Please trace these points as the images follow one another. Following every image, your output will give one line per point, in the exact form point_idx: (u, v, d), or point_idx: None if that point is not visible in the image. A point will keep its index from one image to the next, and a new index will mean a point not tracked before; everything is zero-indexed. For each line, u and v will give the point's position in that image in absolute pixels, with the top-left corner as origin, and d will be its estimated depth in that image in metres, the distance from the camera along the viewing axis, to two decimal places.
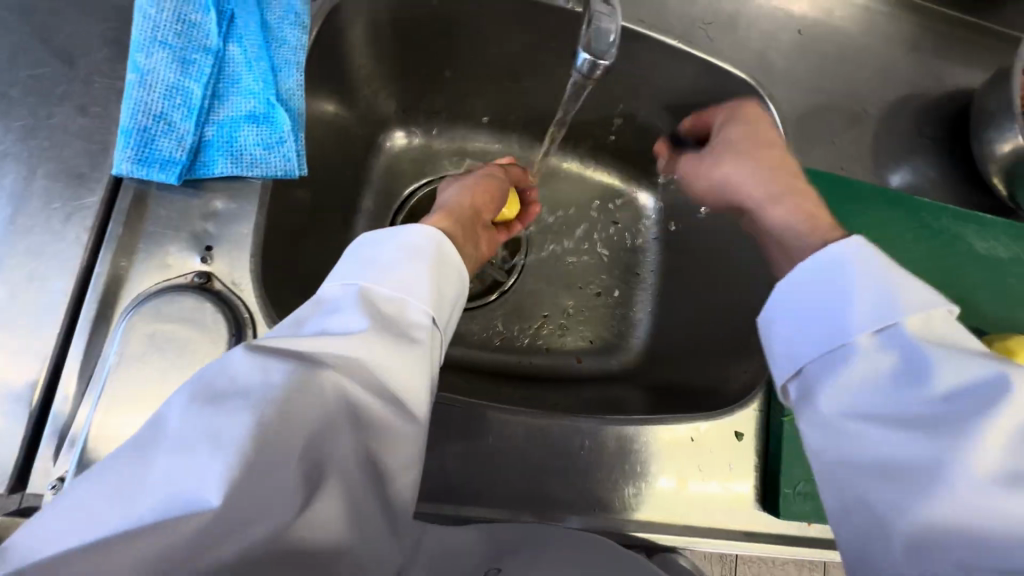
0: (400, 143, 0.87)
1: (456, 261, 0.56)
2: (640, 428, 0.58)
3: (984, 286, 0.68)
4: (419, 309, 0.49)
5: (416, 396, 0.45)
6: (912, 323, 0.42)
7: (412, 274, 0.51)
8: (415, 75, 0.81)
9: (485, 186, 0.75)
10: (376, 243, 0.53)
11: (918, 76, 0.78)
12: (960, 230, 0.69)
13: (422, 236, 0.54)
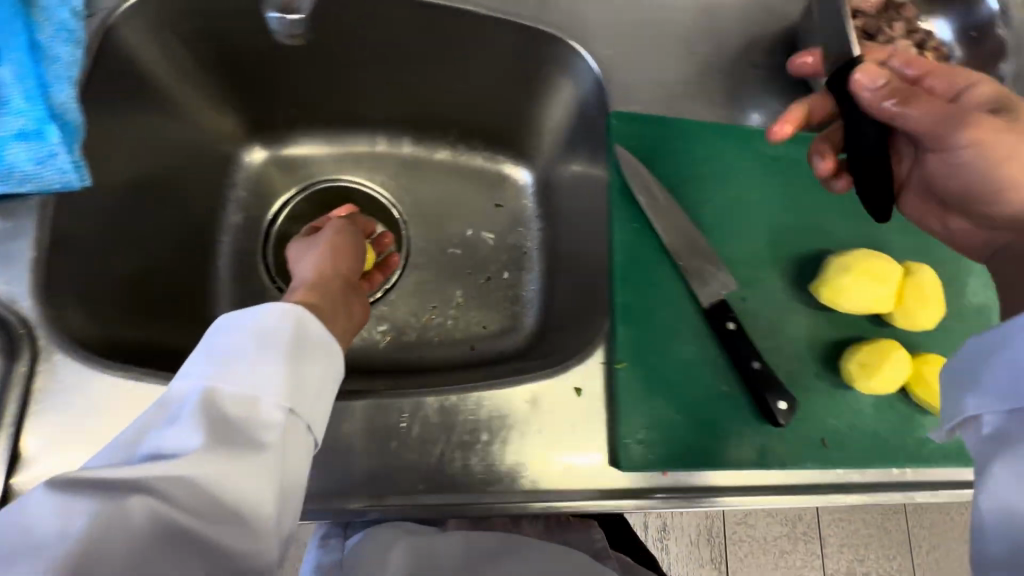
0: (258, 159, 0.88)
1: (321, 337, 0.54)
2: (465, 396, 0.56)
3: (833, 208, 0.65)
4: (270, 405, 0.47)
5: (258, 502, 0.44)
6: None
7: (267, 367, 0.49)
8: (251, 88, 0.82)
9: (347, 247, 0.77)
10: (231, 335, 0.51)
11: (744, 10, 0.76)
12: (800, 153, 0.66)
13: (282, 319, 0.52)
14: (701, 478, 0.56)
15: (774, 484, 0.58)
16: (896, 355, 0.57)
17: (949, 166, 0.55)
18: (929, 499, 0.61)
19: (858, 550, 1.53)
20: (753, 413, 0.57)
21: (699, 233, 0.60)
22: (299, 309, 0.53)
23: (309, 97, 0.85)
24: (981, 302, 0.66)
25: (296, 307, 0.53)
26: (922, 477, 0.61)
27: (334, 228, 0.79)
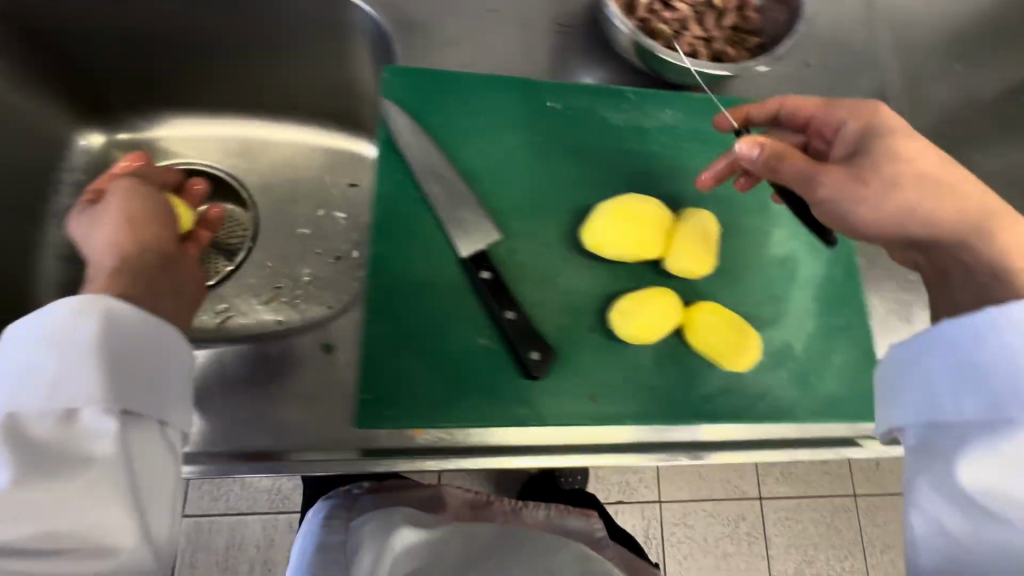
0: (95, 145, 0.87)
1: (146, 328, 0.44)
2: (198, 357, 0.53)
3: (622, 158, 0.62)
4: (88, 416, 0.40)
5: (110, 524, 0.38)
6: None
7: (76, 376, 0.40)
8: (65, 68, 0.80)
9: (160, 217, 0.59)
10: (19, 349, 0.41)
11: None
12: (588, 104, 0.64)
13: (81, 317, 0.42)
14: (453, 434, 0.54)
15: (537, 443, 0.55)
16: (660, 303, 0.53)
17: (851, 198, 0.47)
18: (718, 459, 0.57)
19: (806, 550, 1.40)
20: (511, 368, 0.54)
21: (465, 183, 0.58)
22: (99, 300, 0.43)
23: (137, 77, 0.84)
24: (786, 253, 0.63)
25: (93, 299, 0.43)
26: (707, 436, 0.57)
27: (122, 197, 0.58)
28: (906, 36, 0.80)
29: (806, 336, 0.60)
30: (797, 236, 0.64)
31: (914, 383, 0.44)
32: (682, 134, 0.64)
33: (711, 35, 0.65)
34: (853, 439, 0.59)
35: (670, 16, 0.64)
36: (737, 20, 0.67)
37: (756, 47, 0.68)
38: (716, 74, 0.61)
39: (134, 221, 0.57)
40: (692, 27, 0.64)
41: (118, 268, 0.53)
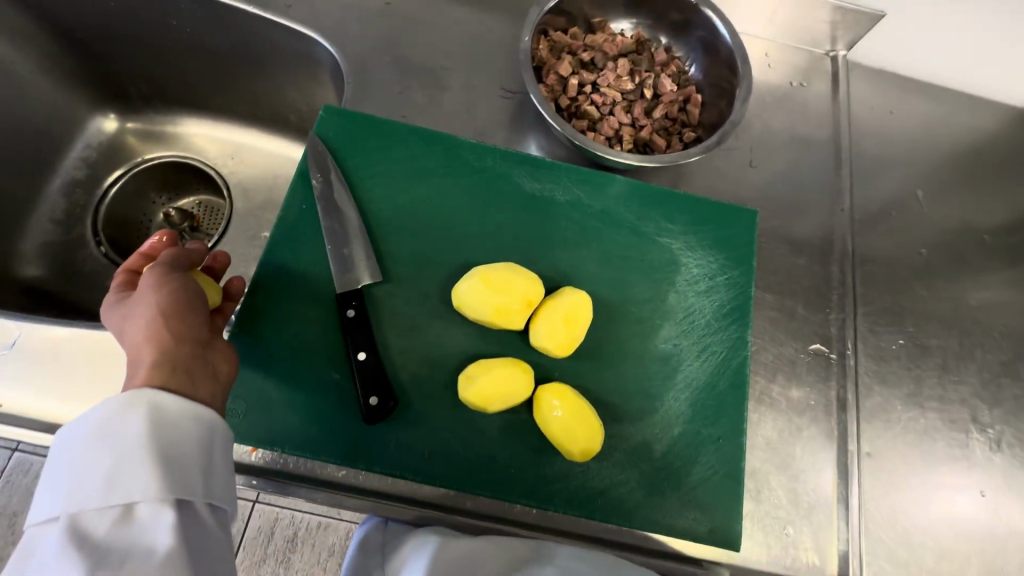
0: (104, 130, 0.98)
1: (186, 412, 0.44)
2: (77, 332, 0.58)
3: (522, 226, 0.64)
4: (147, 509, 0.39)
5: None
6: None
7: (132, 468, 0.40)
8: (83, 62, 0.90)
9: (199, 308, 0.49)
10: (73, 453, 0.41)
11: (512, 37, 0.77)
12: (506, 169, 0.66)
13: (126, 410, 0.42)
14: (283, 458, 0.55)
15: (364, 486, 0.55)
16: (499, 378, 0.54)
17: None
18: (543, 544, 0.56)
19: None
20: (354, 406, 0.55)
21: (360, 224, 0.61)
22: (142, 393, 0.43)
23: (151, 79, 0.95)
24: (669, 349, 0.61)
25: (134, 391, 0.43)
26: (536, 520, 0.56)
27: (152, 291, 0.48)
28: (863, 159, 0.78)
29: (670, 440, 0.58)
30: (686, 334, 0.62)
31: None
32: (590, 213, 0.66)
33: (638, 123, 0.67)
34: (695, 557, 0.57)
35: (599, 99, 0.66)
36: (671, 112, 0.68)
37: (688, 141, 0.68)
38: (629, 161, 0.63)
39: (177, 316, 0.47)
40: (620, 113, 0.66)
41: (160, 366, 0.45)
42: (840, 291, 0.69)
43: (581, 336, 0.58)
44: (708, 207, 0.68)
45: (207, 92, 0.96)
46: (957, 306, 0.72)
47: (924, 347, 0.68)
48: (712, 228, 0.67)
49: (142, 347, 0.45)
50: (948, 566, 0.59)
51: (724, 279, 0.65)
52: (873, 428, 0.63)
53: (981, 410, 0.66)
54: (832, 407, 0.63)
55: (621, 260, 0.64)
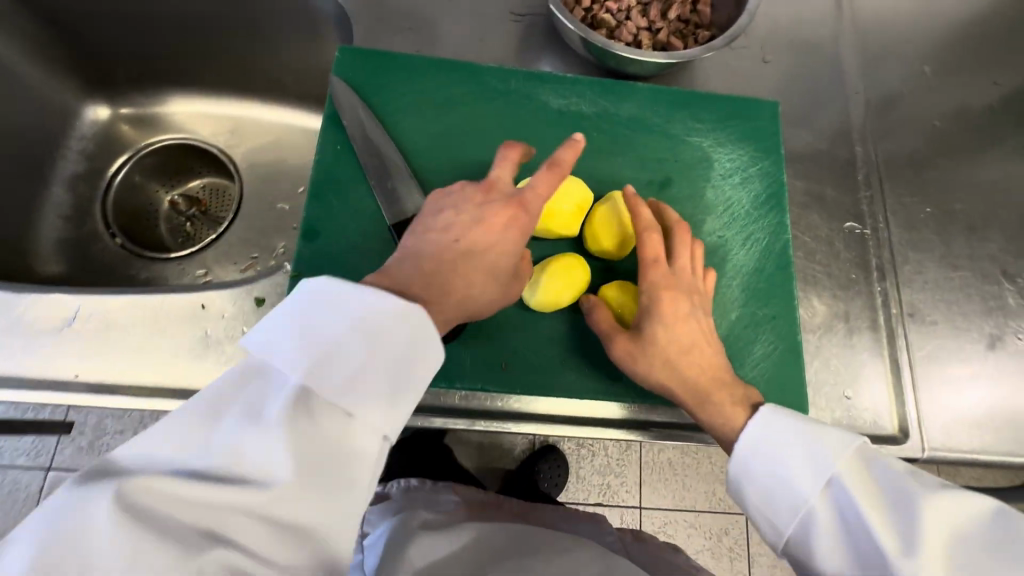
0: (99, 118, 0.95)
1: (432, 355, 0.43)
2: (135, 299, 0.57)
3: (556, 142, 0.65)
4: (364, 428, 0.38)
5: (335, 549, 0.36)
6: (845, 470, 0.44)
7: (371, 375, 0.39)
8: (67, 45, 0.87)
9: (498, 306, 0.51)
10: (331, 321, 0.40)
11: None
12: (530, 88, 0.66)
13: (399, 314, 0.41)
14: None
15: (446, 405, 0.57)
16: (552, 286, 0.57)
17: None
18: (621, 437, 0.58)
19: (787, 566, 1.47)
20: None
21: (399, 158, 0.61)
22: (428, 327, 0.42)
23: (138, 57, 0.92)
24: (715, 241, 0.63)
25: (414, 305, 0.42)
26: (613, 412, 0.58)
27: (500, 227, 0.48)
28: (872, 42, 0.79)
29: (727, 325, 0.61)
30: (728, 225, 0.64)
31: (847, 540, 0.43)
32: (619, 124, 0.66)
33: (654, 27, 0.67)
34: None
35: (614, 5, 0.66)
36: (684, 13, 0.68)
37: (706, 40, 0.68)
38: (652, 62, 0.64)
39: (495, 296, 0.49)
40: (635, 18, 0.66)
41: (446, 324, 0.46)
42: (864, 169, 0.71)
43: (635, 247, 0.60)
44: (731, 103, 0.69)
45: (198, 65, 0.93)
46: (974, 174, 0.75)
47: (949, 213, 0.71)
48: (738, 123, 0.68)
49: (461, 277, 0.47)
50: (1000, 407, 0.63)
51: (757, 169, 0.66)
52: (913, 291, 0.66)
53: (1010, 264, 0.70)
54: (872, 277, 0.66)
55: (656, 164, 0.65)
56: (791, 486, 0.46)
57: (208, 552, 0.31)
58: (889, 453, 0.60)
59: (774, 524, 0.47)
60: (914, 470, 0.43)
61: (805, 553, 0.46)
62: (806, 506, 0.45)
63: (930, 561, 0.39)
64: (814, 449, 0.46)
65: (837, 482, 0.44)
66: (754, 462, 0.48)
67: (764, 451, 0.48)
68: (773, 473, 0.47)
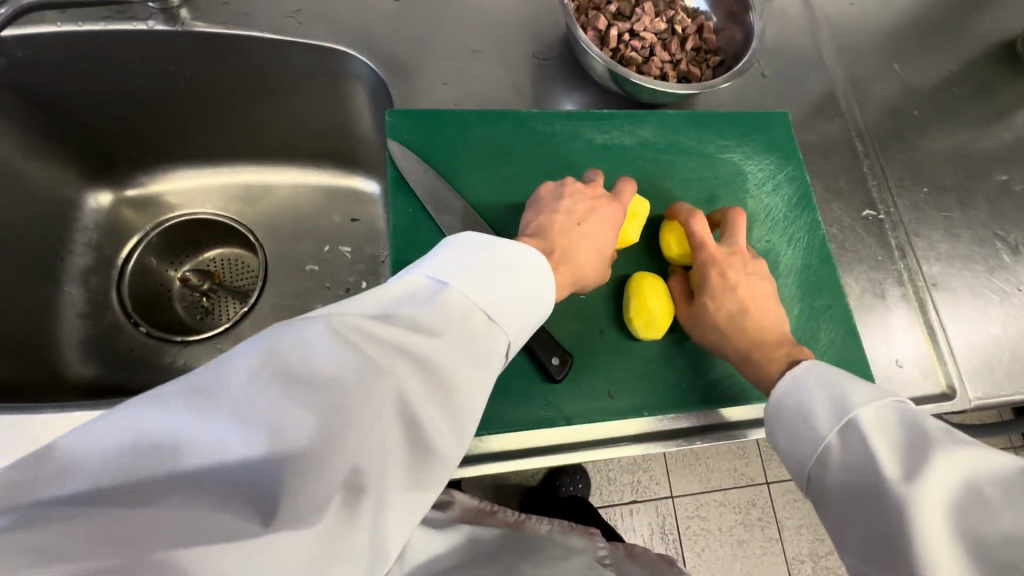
0: (103, 206, 0.91)
1: (547, 291, 0.52)
2: None
3: (608, 176, 0.70)
4: (500, 328, 0.46)
5: (469, 418, 0.41)
6: (868, 414, 0.45)
7: (510, 289, 0.48)
8: (69, 136, 0.83)
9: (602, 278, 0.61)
10: (484, 249, 0.50)
11: (526, 5, 0.80)
12: (574, 128, 0.71)
13: (530, 252, 0.52)
14: (485, 442, 0.58)
15: (564, 441, 0.59)
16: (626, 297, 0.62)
17: None
18: (723, 440, 0.63)
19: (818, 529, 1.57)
20: (534, 374, 0.60)
21: (472, 213, 0.64)
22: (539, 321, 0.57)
23: (141, 138, 0.88)
24: (765, 246, 0.70)
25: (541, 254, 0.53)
26: (711, 420, 0.63)
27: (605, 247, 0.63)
28: (848, 46, 0.90)
29: (792, 319, 0.67)
30: (773, 230, 0.71)
31: (857, 471, 0.44)
32: (659, 150, 0.72)
33: (675, 59, 0.73)
34: None
35: (639, 43, 0.71)
36: (698, 42, 0.74)
37: (719, 64, 0.75)
38: (683, 92, 0.70)
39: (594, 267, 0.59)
40: (659, 53, 0.72)
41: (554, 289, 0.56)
42: (866, 161, 0.80)
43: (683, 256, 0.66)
44: (751, 118, 0.76)
45: (206, 139, 0.91)
46: (953, 150, 0.86)
47: (941, 189, 0.81)
48: (760, 135, 0.75)
49: (566, 247, 0.57)
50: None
51: (784, 175, 0.74)
52: (930, 263, 0.75)
53: (998, 227, 0.80)
54: (895, 255, 0.75)
55: (700, 184, 0.71)
56: (813, 424, 0.48)
57: (391, 383, 0.35)
58: (943, 409, 0.67)
59: (800, 460, 0.49)
60: (944, 429, 0.42)
61: (824, 495, 0.46)
62: (825, 442, 0.47)
63: (926, 493, 0.38)
64: (839, 397, 0.48)
65: (859, 425, 0.45)
66: (782, 407, 0.52)
67: (795, 399, 0.51)
68: (799, 414, 0.50)
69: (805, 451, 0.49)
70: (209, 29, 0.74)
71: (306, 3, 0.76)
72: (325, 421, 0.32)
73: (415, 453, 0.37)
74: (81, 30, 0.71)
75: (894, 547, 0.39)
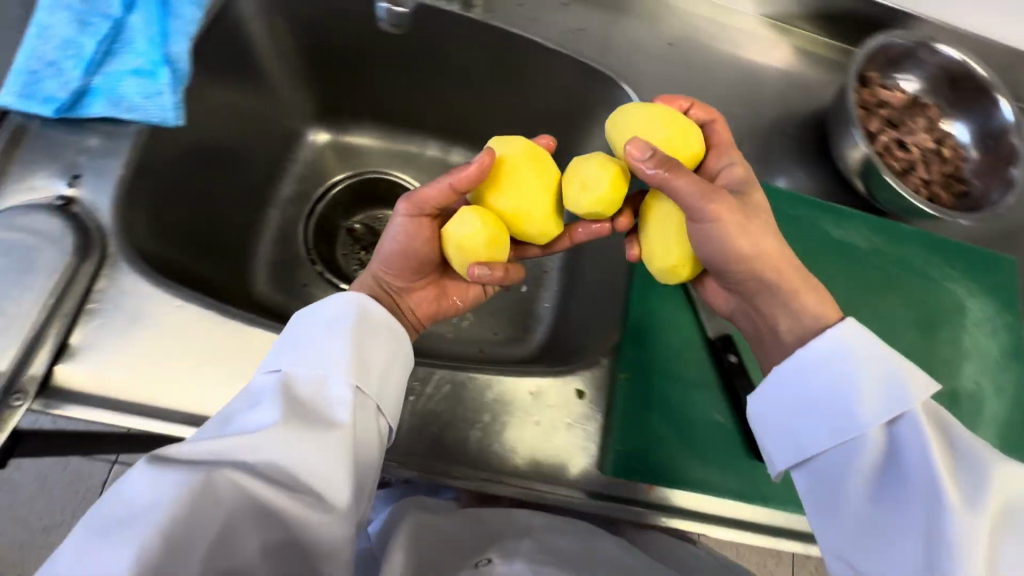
0: (320, 140, 0.94)
1: (380, 327, 0.56)
2: (476, 376, 0.60)
3: (836, 271, 0.71)
4: (338, 381, 0.50)
5: (329, 474, 0.45)
6: (846, 341, 0.50)
7: (332, 352, 0.51)
8: (324, 74, 0.88)
9: (421, 254, 0.65)
10: (303, 328, 0.53)
11: (783, 87, 0.83)
12: (813, 217, 0.72)
13: (348, 309, 0.55)
14: (685, 498, 0.58)
15: (728, 516, 0.58)
16: (495, 241, 0.63)
17: None
18: (770, 545, 0.59)
19: None
20: (745, 446, 0.60)
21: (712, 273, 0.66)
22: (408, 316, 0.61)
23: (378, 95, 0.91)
24: (974, 387, 0.69)
25: (360, 298, 0.56)
26: (705, 510, 0.58)
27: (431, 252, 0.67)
28: None
29: None
30: (984, 373, 0.70)
31: (830, 416, 0.50)
32: (888, 261, 0.73)
33: (930, 180, 0.73)
34: None
35: (901, 157, 0.72)
36: (954, 170, 0.74)
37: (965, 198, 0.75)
38: (936, 215, 0.70)
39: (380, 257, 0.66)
40: (918, 170, 0.72)
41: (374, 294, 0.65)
42: None
43: (606, 185, 0.60)
44: (981, 256, 0.76)
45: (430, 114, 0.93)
46: None
47: None
48: (988, 275, 0.75)
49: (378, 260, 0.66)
50: None
51: (1003, 322, 0.73)
52: None
53: None
54: None
55: (921, 306, 0.72)
56: (856, 417, 0.49)
57: (227, 476, 0.42)
58: None
59: (812, 442, 0.51)
60: (976, 435, 0.47)
61: (835, 473, 0.50)
62: (862, 437, 0.48)
63: (988, 512, 0.43)
64: (902, 389, 0.48)
65: (837, 364, 0.50)
66: (818, 383, 0.51)
67: (836, 375, 0.50)
68: (832, 396, 0.50)
69: (777, 382, 0.53)
70: (498, 23, 0.77)
71: (591, 24, 0.80)
72: (172, 533, 0.39)
73: (274, 533, 0.44)
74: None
75: (919, 544, 0.44)
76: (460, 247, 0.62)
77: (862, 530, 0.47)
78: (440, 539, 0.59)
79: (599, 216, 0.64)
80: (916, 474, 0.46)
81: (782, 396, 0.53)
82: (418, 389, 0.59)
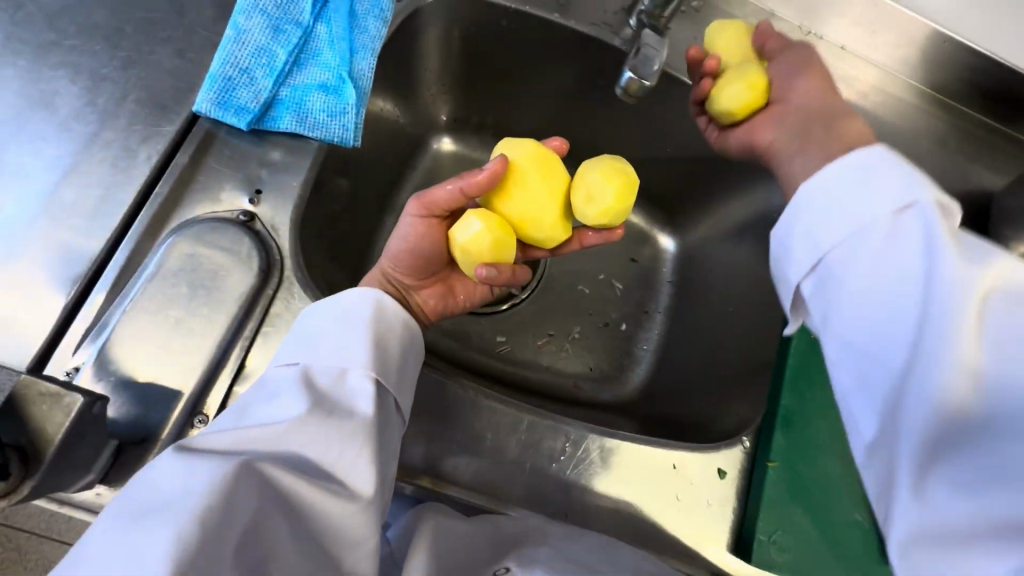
0: (445, 149, 0.89)
1: (398, 321, 0.54)
2: (628, 444, 0.60)
3: None
4: (358, 375, 0.48)
5: (352, 466, 0.44)
6: (870, 155, 0.48)
7: (350, 342, 0.50)
8: (467, 89, 0.85)
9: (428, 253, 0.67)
10: (317, 319, 0.50)
11: (945, 169, 0.79)
12: None
13: (363, 301, 0.53)
14: None
15: None
16: (500, 243, 0.65)
17: None
18: None
19: None
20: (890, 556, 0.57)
21: None
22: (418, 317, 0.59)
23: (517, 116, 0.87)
24: None
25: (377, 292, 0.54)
26: None
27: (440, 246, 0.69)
28: None
29: None
30: None
31: (832, 212, 0.48)
32: None
33: None
34: None
35: None
36: None
37: None
38: None
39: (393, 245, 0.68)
40: None
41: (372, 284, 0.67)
42: None
43: (610, 197, 0.64)
44: None
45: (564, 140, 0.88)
46: None
47: None
48: None
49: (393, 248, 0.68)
50: None
51: None
52: None
53: None
54: None
55: None
56: (868, 204, 0.46)
57: (251, 468, 0.41)
58: None
59: (819, 242, 0.49)
60: (987, 241, 0.45)
61: (851, 243, 0.47)
62: (872, 225, 0.46)
63: (986, 281, 0.41)
64: (911, 187, 0.45)
65: (858, 176, 0.48)
66: (828, 190, 0.49)
67: (860, 177, 0.48)
68: (850, 200, 0.47)
69: (800, 220, 0.50)
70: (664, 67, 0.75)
71: None
72: (198, 524, 0.37)
73: (301, 523, 0.43)
74: (571, 28, 0.74)
75: (912, 331, 0.42)
76: (465, 250, 0.64)
77: (862, 336, 0.45)
78: (458, 544, 0.54)
79: (606, 225, 0.68)
80: (933, 294, 0.41)
81: (801, 219, 0.50)
82: (568, 450, 0.59)
